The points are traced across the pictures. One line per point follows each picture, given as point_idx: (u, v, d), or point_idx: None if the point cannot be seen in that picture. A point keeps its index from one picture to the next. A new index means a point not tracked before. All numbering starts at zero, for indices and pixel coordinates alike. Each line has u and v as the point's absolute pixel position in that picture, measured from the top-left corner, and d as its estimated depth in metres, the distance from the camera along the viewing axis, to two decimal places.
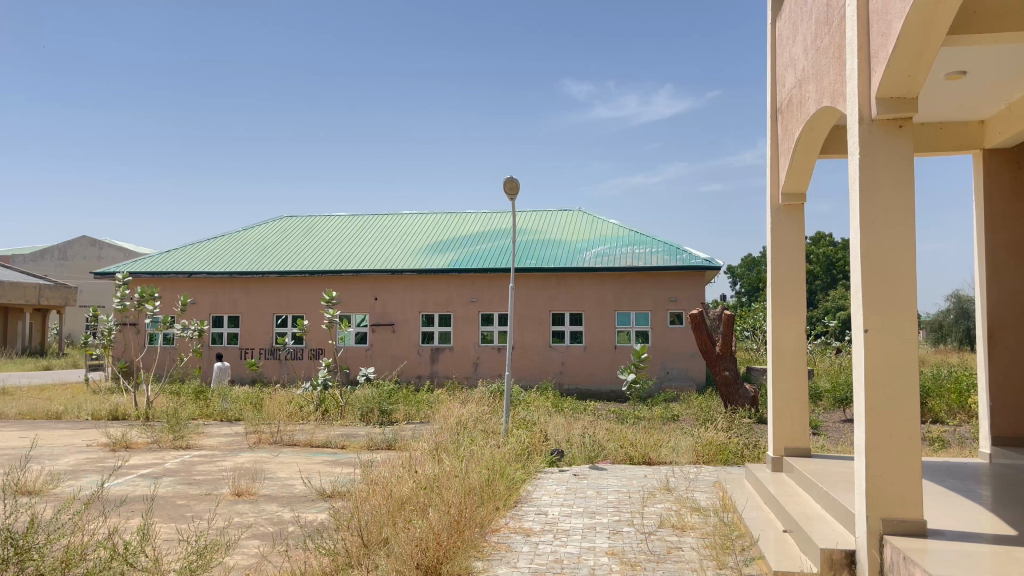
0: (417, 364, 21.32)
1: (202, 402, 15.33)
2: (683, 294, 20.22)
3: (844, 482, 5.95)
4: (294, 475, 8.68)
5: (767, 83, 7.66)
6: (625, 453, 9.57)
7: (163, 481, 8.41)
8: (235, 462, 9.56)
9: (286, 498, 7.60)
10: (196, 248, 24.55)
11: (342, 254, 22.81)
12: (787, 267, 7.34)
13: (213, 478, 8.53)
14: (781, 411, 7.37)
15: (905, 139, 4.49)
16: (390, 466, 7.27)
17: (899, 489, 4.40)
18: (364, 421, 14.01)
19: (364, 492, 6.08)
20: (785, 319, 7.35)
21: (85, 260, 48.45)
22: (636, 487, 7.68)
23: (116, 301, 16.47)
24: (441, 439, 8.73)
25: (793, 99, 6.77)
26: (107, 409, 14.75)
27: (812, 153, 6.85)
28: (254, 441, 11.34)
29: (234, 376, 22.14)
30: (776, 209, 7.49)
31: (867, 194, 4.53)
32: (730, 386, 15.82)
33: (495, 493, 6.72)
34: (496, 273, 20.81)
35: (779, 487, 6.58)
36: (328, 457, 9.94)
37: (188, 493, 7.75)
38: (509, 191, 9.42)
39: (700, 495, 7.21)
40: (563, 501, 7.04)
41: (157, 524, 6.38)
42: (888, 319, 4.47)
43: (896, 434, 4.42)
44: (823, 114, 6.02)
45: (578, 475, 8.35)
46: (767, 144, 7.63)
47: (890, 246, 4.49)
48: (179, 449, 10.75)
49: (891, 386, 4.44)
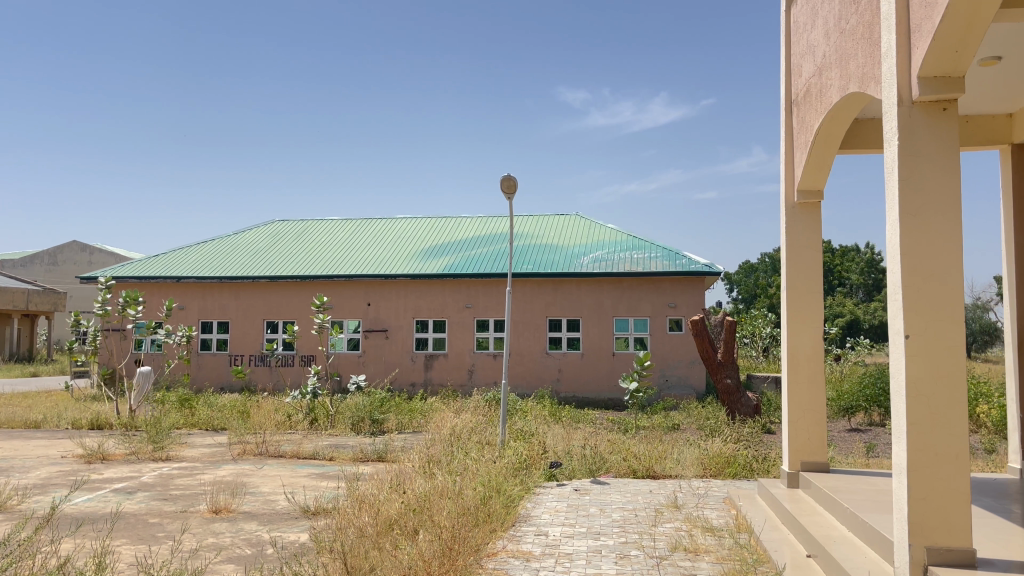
0: (411, 371, 20.78)
1: (186, 411, 14.82)
2: (681, 300, 19.80)
3: (872, 501, 5.48)
4: (277, 489, 8.17)
5: (783, 74, 7.20)
6: (629, 466, 9.08)
7: (136, 496, 7.91)
8: (215, 475, 9.05)
9: (267, 515, 7.11)
10: (185, 252, 24.04)
11: (335, 258, 22.34)
12: (803, 273, 6.91)
13: (190, 493, 8.02)
14: (797, 421, 6.89)
15: (951, 122, 4.02)
16: (377, 482, 6.80)
17: (945, 514, 3.93)
18: (355, 431, 13.45)
19: (346, 517, 5.60)
20: (801, 319, 6.91)
21: (74, 265, 47.69)
22: (641, 504, 7.17)
23: (98, 305, 15.88)
24: (434, 452, 8.22)
25: (811, 89, 6.33)
26: (89, 418, 14.22)
27: (832, 147, 6.39)
28: (237, 453, 10.82)
29: (223, 385, 21.65)
30: (792, 208, 7.03)
31: (908, 182, 4.06)
32: (731, 395, 15.39)
33: (488, 512, 6.20)
34: (492, 278, 20.34)
35: (797, 506, 6.13)
36: (315, 470, 9.45)
37: (162, 511, 7.26)
38: (507, 190, 8.94)
39: (711, 514, 6.71)
40: (564, 520, 6.50)
41: (122, 546, 5.90)
42: (931, 325, 4.00)
43: (941, 453, 3.94)
44: (847, 102, 5.57)
45: (579, 490, 7.83)
46: (782, 140, 7.16)
47: (934, 243, 4.02)
48: (158, 461, 10.23)
49: (935, 398, 3.96)
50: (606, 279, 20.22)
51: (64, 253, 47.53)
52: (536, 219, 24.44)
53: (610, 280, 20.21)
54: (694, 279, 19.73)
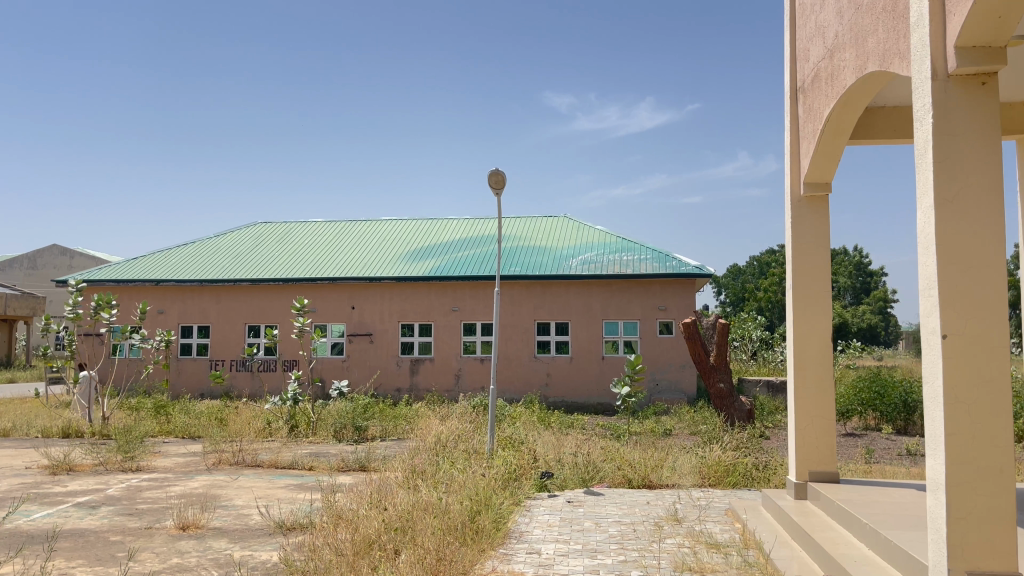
0: (396, 376, 20.30)
1: (162, 419, 14.29)
2: (671, 302, 19.39)
3: (893, 517, 5.08)
4: (251, 503, 7.65)
5: (787, 61, 6.82)
6: (623, 474, 8.63)
7: (98, 512, 7.39)
8: (185, 487, 8.52)
9: (239, 531, 6.61)
10: (165, 254, 23.44)
11: (319, 261, 21.83)
12: (809, 272, 6.53)
13: (157, 508, 7.50)
14: (805, 429, 6.47)
15: (989, 97, 3.62)
16: (356, 496, 6.36)
17: (989, 533, 3.51)
18: (337, 439, 12.95)
19: (314, 542, 5.13)
20: (807, 320, 6.51)
21: (54, 269, 46.80)
22: (639, 517, 6.74)
23: (69, 309, 15.29)
24: (418, 462, 7.77)
25: (820, 73, 5.94)
26: (59, 426, 13.65)
27: (842, 135, 5.98)
28: (212, 462, 10.30)
29: (202, 391, 21.08)
30: (797, 202, 6.63)
31: (943, 165, 3.65)
32: (725, 400, 14.97)
33: (473, 529, 5.71)
34: (479, 279, 19.90)
35: (807, 519, 5.73)
36: (293, 480, 8.97)
37: (126, 527, 6.76)
38: (494, 184, 8.50)
39: (714, 527, 6.29)
40: (557, 536, 6.04)
41: (74, 569, 5.41)
42: (970, 323, 3.58)
43: (985, 466, 3.53)
44: (861, 86, 5.18)
45: (572, 502, 7.38)
46: (786, 130, 6.78)
47: (973, 232, 3.61)
48: (127, 472, 9.71)
49: (977, 405, 3.54)
50: (595, 281, 19.81)
51: (43, 257, 46.69)
52: (524, 220, 24.04)
53: (599, 282, 19.81)
54: (685, 282, 19.33)
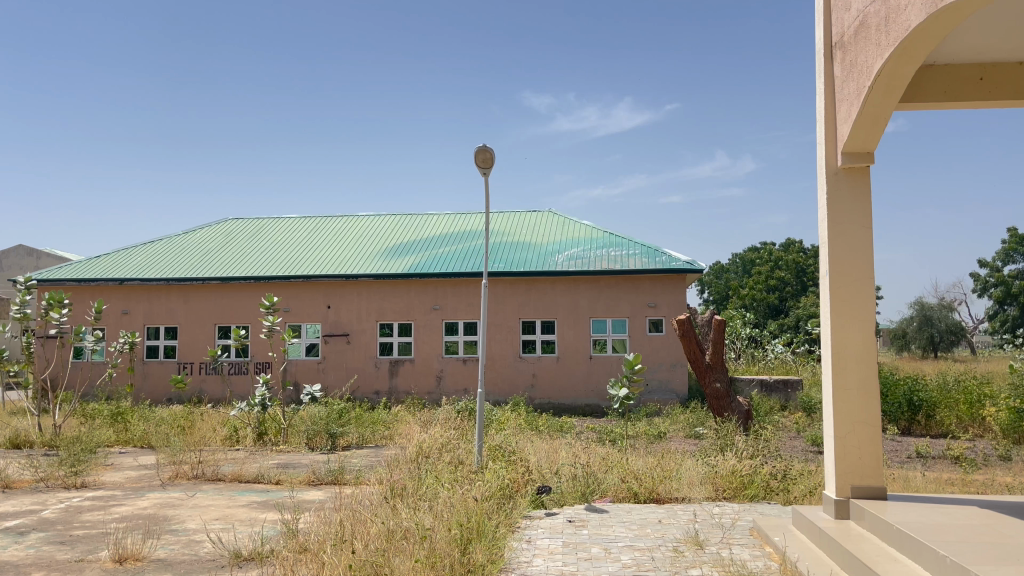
0: (374, 378, 19.27)
1: (120, 426, 13.21)
2: (662, 299, 18.57)
3: (976, 547, 4.18)
4: (204, 527, 6.65)
5: (819, 17, 6.00)
6: (628, 488, 7.73)
7: (25, 540, 6.37)
8: (132, 507, 7.51)
9: (186, 564, 5.63)
10: (129, 252, 22.23)
11: (292, 258, 20.77)
12: (849, 258, 5.65)
13: (94, 535, 6.49)
14: (844, 438, 5.59)
15: None
16: (321, 521, 5.40)
17: None
18: (309, 447, 11.97)
19: None
20: (847, 316, 5.64)
21: (19, 270, 45.09)
22: (654, 540, 5.83)
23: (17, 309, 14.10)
24: (397, 477, 6.85)
25: (868, 21, 5.05)
26: (6, 436, 12.52)
27: (893, 96, 5.10)
28: (168, 477, 9.26)
29: (168, 396, 19.91)
30: (833, 175, 5.74)
31: None
32: (721, 399, 14.09)
33: (468, 566, 4.76)
34: (462, 276, 18.96)
35: (858, 547, 4.82)
36: (257, 496, 8.01)
37: (53, 560, 5.75)
38: (482, 163, 7.55)
39: (742, 554, 5.39)
40: (562, 568, 5.11)
41: None
42: None
43: None
44: (928, 28, 4.29)
45: (575, 522, 6.49)
46: (820, 98, 5.93)
47: None
48: (70, 489, 8.67)
49: None
50: (583, 278, 18.92)
51: (8, 257, 44.95)
52: (507, 215, 23.14)
53: (586, 279, 18.91)
54: (676, 278, 18.53)
